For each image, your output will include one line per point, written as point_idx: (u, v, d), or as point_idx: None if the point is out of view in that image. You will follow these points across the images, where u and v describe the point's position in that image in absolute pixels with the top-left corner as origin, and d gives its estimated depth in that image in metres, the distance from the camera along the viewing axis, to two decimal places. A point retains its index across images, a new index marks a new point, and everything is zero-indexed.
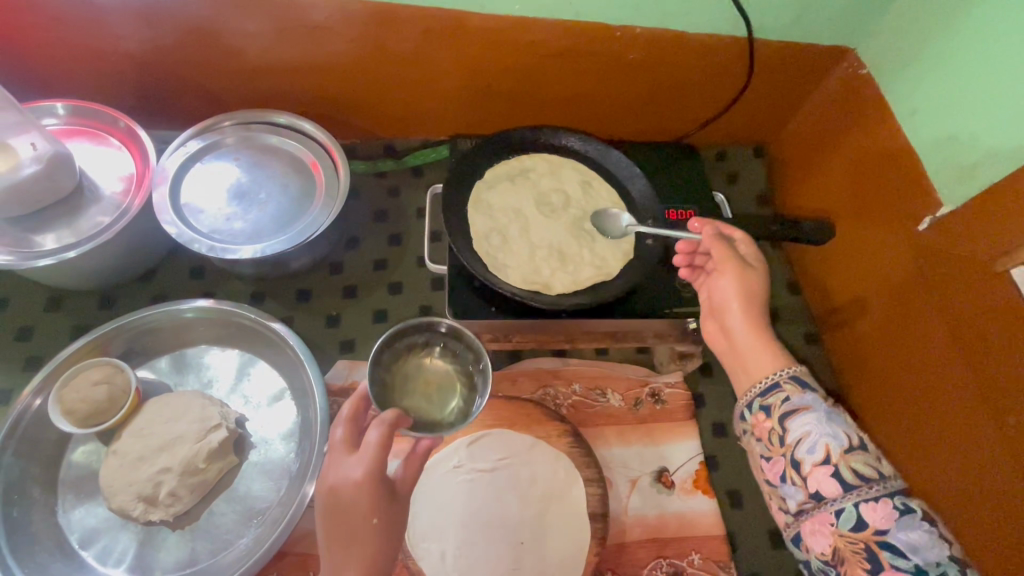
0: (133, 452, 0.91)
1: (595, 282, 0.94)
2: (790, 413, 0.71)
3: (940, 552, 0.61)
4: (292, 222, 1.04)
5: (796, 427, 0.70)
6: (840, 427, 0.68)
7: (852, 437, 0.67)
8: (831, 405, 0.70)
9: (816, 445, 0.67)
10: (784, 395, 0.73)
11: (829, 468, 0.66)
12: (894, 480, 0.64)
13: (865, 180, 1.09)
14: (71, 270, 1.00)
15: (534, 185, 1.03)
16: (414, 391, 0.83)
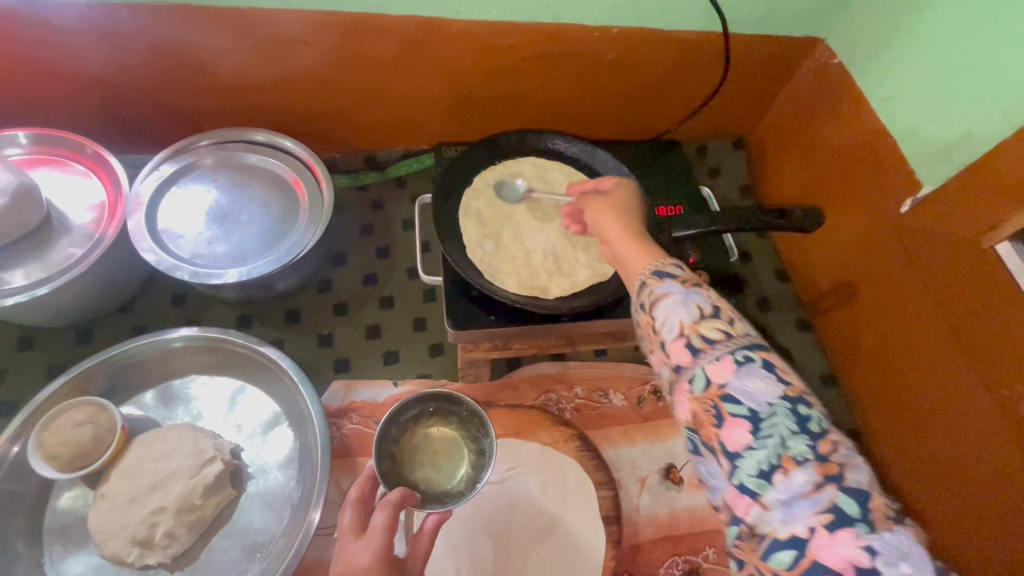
0: (123, 494, 0.86)
1: (593, 283, 0.93)
2: (653, 302, 0.63)
3: (773, 392, 0.54)
4: (277, 241, 1.01)
5: (661, 312, 0.62)
6: (694, 300, 0.61)
7: (704, 307, 0.60)
8: (689, 283, 0.63)
9: (673, 322, 0.60)
10: (647, 290, 0.65)
11: (683, 339, 0.59)
12: (742, 336, 0.58)
13: (845, 167, 1.12)
14: (43, 307, 0.95)
15: (523, 190, 1.02)
16: (423, 463, 0.85)
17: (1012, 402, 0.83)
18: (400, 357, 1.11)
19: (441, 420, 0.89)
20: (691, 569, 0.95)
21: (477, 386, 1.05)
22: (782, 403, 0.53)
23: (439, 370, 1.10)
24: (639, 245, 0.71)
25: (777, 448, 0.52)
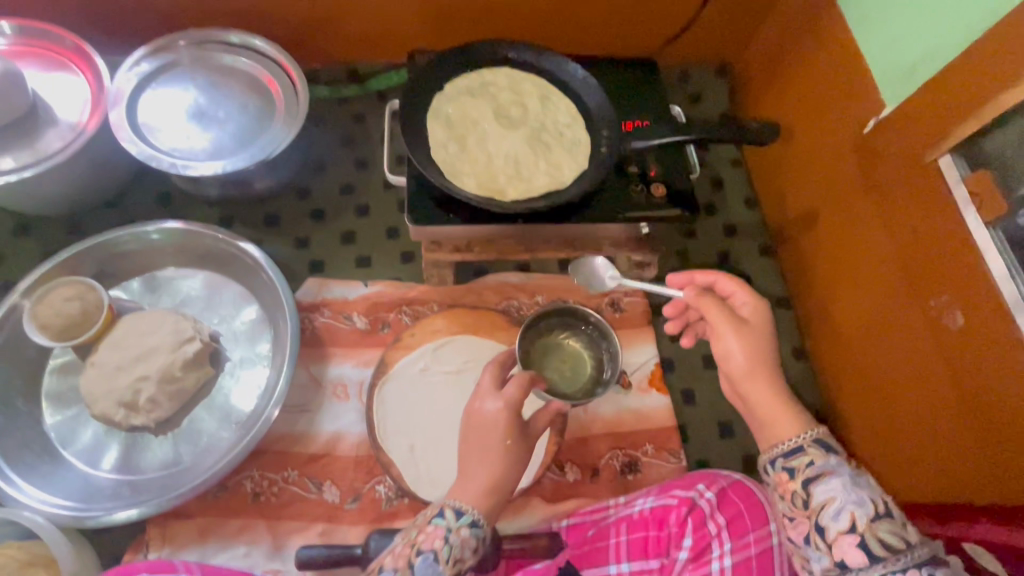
0: (111, 363, 0.95)
1: (549, 189, 0.97)
2: (814, 478, 0.66)
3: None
4: (253, 140, 1.05)
5: (821, 490, 0.65)
6: (866, 494, 0.63)
7: (877, 505, 0.62)
8: (852, 467, 0.66)
9: (841, 512, 0.63)
10: (807, 459, 0.67)
11: (854, 537, 0.61)
12: (922, 548, 0.59)
13: (817, 90, 1.12)
14: (34, 191, 1.01)
15: (493, 98, 1.04)
16: (553, 362, 0.97)
17: (938, 312, 0.87)
18: (372, 262, 1.16)
19: (571, 331, 1.00)
20: (630, 461, 1.03)
21: (442, 289, 1.11)
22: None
23: (408, 276, 1.15)
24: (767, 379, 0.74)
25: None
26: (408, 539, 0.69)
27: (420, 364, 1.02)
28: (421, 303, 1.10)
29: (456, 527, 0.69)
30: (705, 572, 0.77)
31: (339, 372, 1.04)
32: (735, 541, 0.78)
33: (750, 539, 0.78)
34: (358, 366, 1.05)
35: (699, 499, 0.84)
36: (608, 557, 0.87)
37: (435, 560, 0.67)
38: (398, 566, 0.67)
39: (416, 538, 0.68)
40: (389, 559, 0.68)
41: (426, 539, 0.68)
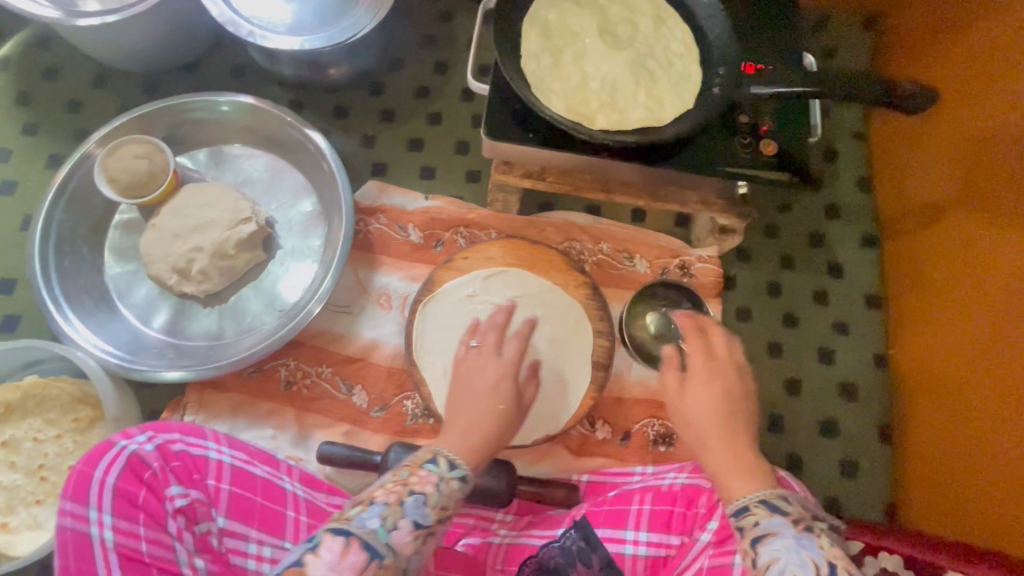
0: (170, 229, 0.95)
1: (645, 125, 0.85)
2: (758, 539, 0.56)
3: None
4: (334, 19, 0.97)
5: (766, 552, 0.55)
6: (813, 557, 0.53)
7: (822, 567, 0.53)
8: (803, 526, 0.56)
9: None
10: (752, 518, 0.58)
11: None
12: None
13: (986, 60, 0.91)
14: (116, 39, 0.98)
15: (600, 11, 0.91)
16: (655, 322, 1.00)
17: None
18: (436, 175, 1.10)
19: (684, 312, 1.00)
20: (665, 433, 0.98)
21: (504, 217, 1.05)
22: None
23: (471, 197, 1.09)
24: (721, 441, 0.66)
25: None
26: (399, 478, 0.62)
27: (467, 289, 0.95)
28: (480, 227, 1.04)
29: (447, 477, 0.63)
30: (726, 560, 0.69)
31: (386, 281, 1.02)
32: None
33: None
34: (405, 280, 1.02)
35: None
36: (627, 522, 0.79)
37: (421, 502, 0.60)
38: (390, 501, 0.59)
39: (407, 479, 0.62)
40: (376, 493, 0.60)
41: (416, 483, 0.61)
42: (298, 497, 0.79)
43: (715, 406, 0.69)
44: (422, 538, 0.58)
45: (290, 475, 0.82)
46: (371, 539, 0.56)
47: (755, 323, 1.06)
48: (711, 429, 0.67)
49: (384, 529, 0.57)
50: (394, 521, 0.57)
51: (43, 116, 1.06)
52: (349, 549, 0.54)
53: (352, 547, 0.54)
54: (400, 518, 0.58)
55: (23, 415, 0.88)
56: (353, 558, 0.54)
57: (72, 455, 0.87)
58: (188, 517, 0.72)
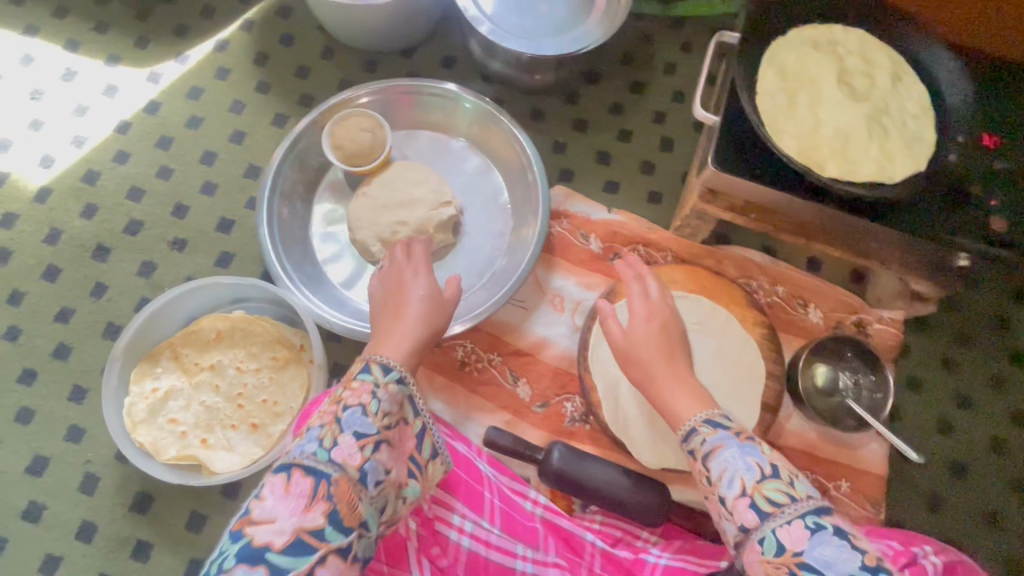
0: (380, 200, 1.02)
1: (873, 180, 0.85)
2: (708, 453, 0.69)
3: (854, 562, 0.57)
4: (567, 30, 1.01)
5: (716, 463, 0.67)
6: (754, 458, 0.66)
7: (764, 466, 0.65)
8: (743, 437, 0.69)
9: (733, 478, 0.65)
10: (699, 437, 0.71)
11: (746, 499, 0.63)
12: (806, 500, 0.62)
13: None
14: (364, 21, 1.08)
15: (838, 60, 0.91)
16: (828, 376, 0.98)
17: None
18: (619, 190, 1.13)
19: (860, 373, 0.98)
20: (818, 489, 0.96)
21: (685, 242, 1.06)
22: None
23: (650, 217, 1.11)
24: (689, 395, 0.77)
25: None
26: (335, 398, 0.69)
27: None
28: (658, 248, 1.06)
29: (382, 382, 0.70)
30: None
31: (561, 284, 1.05)
32: None
33: None
34: (579, 286, 1.05)
35: (923, 559, 0.72)
36: None
37: (362, 412, 0.67)
38: (325, 424, 0.66)
39: (342, 395, 0.69)
40: (314, 422, 0.67)
41: (353, 393, 0.69)
42: (491, 479, 0.81)
43: (658, 346, 0.81)
44: (367, 447, 0.65)
45: (482, 459, 0.85)
46: (312, 463, 0.62)
47: (929, 396, 1.01)
48: (657, 365, 0.80)
49: (322, 451, 0.64)
50: (332, 439, 0.64)
51: (275, 77, 1.16)
52: (291, 481, 0.61)
53: (294, 480, 0.61)
54: (338, 434, 0.65)
55: (230, 345, 0.97)
56: (297, 484, 0.60)
57: (267, 389, 0.95)
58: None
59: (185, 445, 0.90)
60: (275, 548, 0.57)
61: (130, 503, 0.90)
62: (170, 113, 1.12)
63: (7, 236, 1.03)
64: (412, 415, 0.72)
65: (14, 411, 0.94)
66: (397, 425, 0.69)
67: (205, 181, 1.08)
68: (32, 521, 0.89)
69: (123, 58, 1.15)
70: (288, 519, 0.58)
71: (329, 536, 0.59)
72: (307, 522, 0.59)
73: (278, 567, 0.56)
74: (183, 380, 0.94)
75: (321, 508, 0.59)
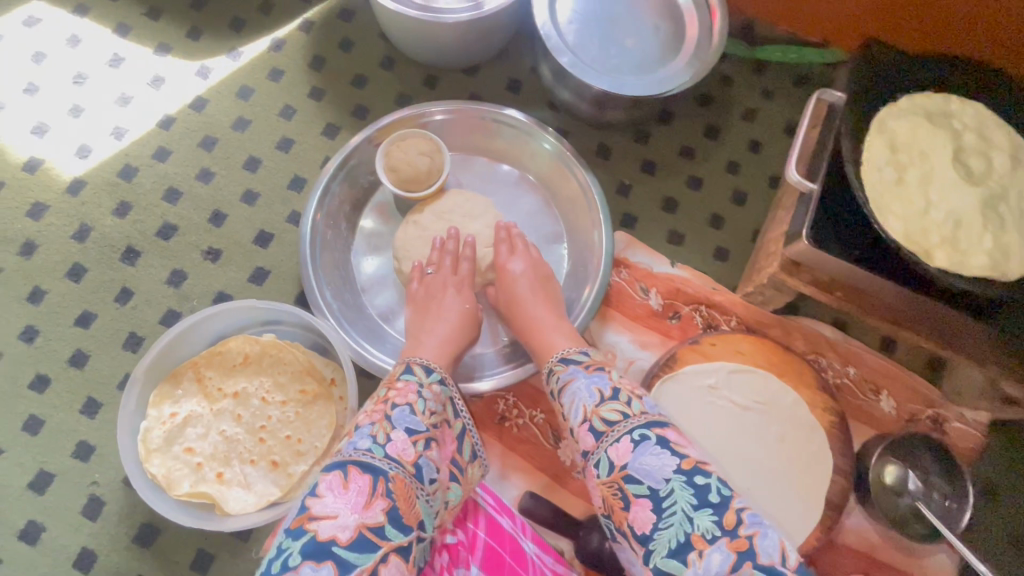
0: (432, 231, 0.95)
1: (986, 275, 0.76)
2: (563, 390, 0.74)
3: (671, 467, 0.60)
4: (651, 69, 0.94)
5: (570, 396, 0.72)
6: (597, 386, 0.71)
7: (605, 392, 0.70)
8: (593, 370, 0.74)
9: (579, 408, 0.70)
10: (559, 378, 0.76)
11: (587, 424, 0.68)
12: (638, 416, 0.66)
13: None
14: (434, 37, 1.01)
15: (955, 134, 0.82)
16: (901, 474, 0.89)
17: None
18: (683, 243, 1.05)
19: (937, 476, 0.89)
20: None
21: (753, 308, 0.98)
22: (678, 480, 0.59)
23: (715, 275, 1.03)
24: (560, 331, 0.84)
25: (684, 526, 0.57)
26: (379, 399, 0.70)
27: (709, 379, 0.90)
28: (722, 311, 0.98)
29: (426, 382, 0.73)
30: None
31: (615, 340, 0.97)
32: None
33: None
34: (633, 344, 0.97)
35: None
36: None
37: (409, 411, 0.68)
38: (376, 421, 0.66)
39: (387, 396, 0.70)
40: (362, 420, 0.67)
41: (399, 394, 0.70)
42: (536, 560, 0.72)
43: (538, 293, 0.90)
44: (419, 443, 0.66)
45: (523, 534, 0.77)
46: (368, 459, 0.61)
47: None
48: (536, 309, 0.88)
49: (377, 446, 0.63)
50: (385, 434, 0.64)
51: (330, 84, 1.09)
52: (349, 478, 0.58)
53: (353, 477, 0.59)
54: (391, 430, 0.65)
55: (257, 371, 0.90)
56: (356, 483, 0.58)
57: (291, 425, 0.88)
58: (450, 556, 0.66)
59: (199, 479, 0.83)
60: (341, 542, 0.53)
61: (134, 533, 0.84)
62: (217, 112, 1.06)
63: (35, 227, 0.97)
64: (455, 418, 0.73)
65: (23, 419, 0.88)
66: (441, 424, 0.70)
67: (246, 189, 1.02)
68: (30, 543, 0.83)
69: (174, 48, 1.09)
70: (350, 515, 0.56)
71: (390, 533, 0.56)
72: (369, 519, 0.56)
73: (346, 562, 0.52)
74: (203, 405, 0.87)
75: (382, 505, 0.58)
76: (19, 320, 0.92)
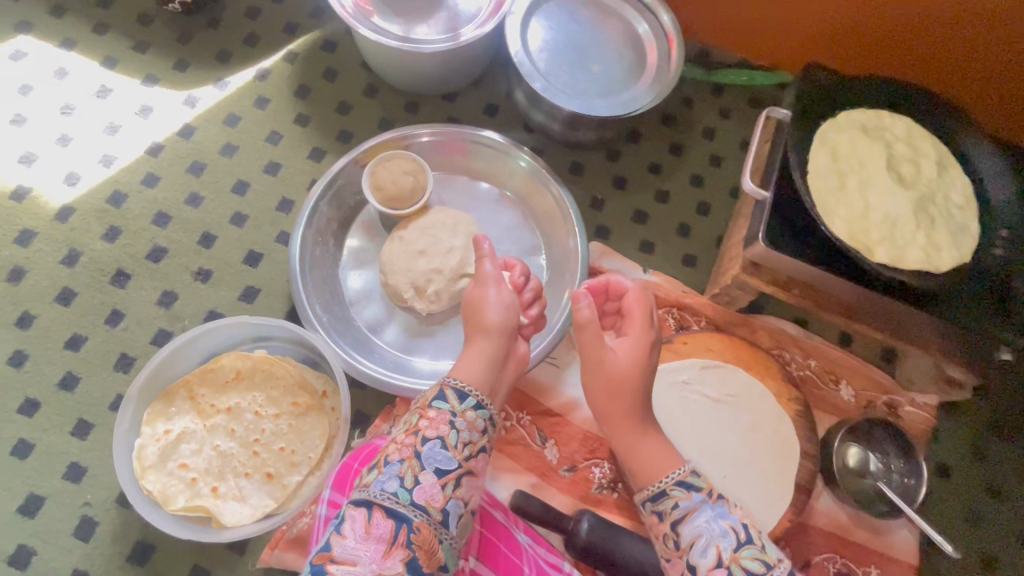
0: (416, 245, 0.99)
1: (919, 268, 0.84)
2: (680, 519, 0.65)
3: None
4: (617, 90, 1.02)
5: (688, 529, 0.64)
6: (727, 522, 0.63)
7: (739, 531, 0.62)
8: (715, 496, 0.66)
9: (708, 546, 0.62)
10: (671, 500, 0.67)
11: (720, 571, 0.60)
12: (780, 568, 0.60)
13: None
14: (414, 63, 1.08)
15: (887, 145, 0.92)
16: (858, 458, 0.96)
17: None
18: (654, 250, 1.12)
19: (887, 454, 0.96)
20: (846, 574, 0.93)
21: (720, 309, 1.05)
22: None
23: (685, 280, 1.11)
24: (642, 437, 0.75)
25: None
26: (411, 428, 0.71)
27: (683, 375, 0.96)
28: (693, 313, 1.05)
29: (460, 410, 0.73)
30: None
31: None
32: None
33: None
34: None
35: None
36: None
37: (442, 446, 0.69)
38: (405, 460, 0.67)
39: (419, 423, 0.71)
40: (392, 453, 0.69)
41: (430, 426, 0.71)
42: (528, 551, 0.81)
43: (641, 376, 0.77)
44: (447, 485, 0.67)
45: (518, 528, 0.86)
46: (393, 503, 0.64)
47: (958, 483, 1.00)
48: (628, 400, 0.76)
49: (403, 490, 0.65)
50: (413, 476, 0.66)
51: (315, 111, 1.15)
52: (372, 520, 0.62)
53: (377, 520, 0.62)
54: (420, 472, 0.67)
55: (250, 386, 0.93)
56: (380, 523, 0.62)
57: (285, 437, 0.90)
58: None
59: (194, 494, 0.85)
60: None
61: (128, 552, 0.85)
62: (204, 138, 1.10)
63: (23, 254, 0.98)
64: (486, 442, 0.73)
65: (12, 444, 0.88)
66: (475, 454, 0.71)
67: (235, 212, 1.06)
68: (19, 567, 0.82)
69: (161, 79, 1.13)
70: (370, 560, 0.60)
71: None
72: (388, 568, 0.60)
73: None
74: (197, 422, 0.89)
75: (401, 554, 0.61)
76: (7, 345, 0.93)
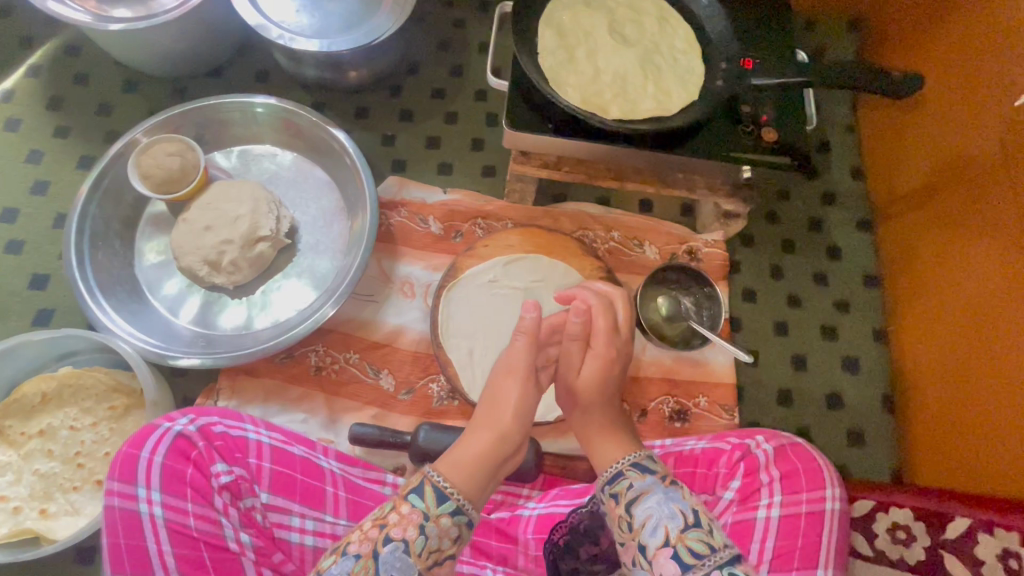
0: (200, 222, 0.98)
1: (653, 114, 0.91)
2: (633, 499, 0.61)
3: None
4: (359, 22, 1.03)
5: (640, 510, 0.60)
6: (678, 504, 0.60)
7: (687, 512, 0.59)
8: (669, 480, 0.62)
9: (657, 527, 0.59)
10: (626, 481, 0.63)
11: (668, 550, 0.57)
12: (726, 549, 0.57)
13: (933, 67, 1.01)
14: (148, 45, 1.03)
15: (609, 13, 0.98)
16: (667, 304, 1.03)
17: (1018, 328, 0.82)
18: (453, 171, 1.15)
19: (684, 292, 1.04)
20: (679, 410, 1.02)
21: (520, 207, 1.10)
22: None
23: (487, 190, 1.15)
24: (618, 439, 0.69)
25: None
26: (378, 518, 0.60)
27: (488, 275, 1.00)
28: (497, 218, 1.09)
29: (434, 514, 0.59)
30: (750, 515, 0.75)
31: (409, 271, 1.05)
32: (786, 493, 0.74)
33: (802, 496, 0.74)
34: (427, 269, 1.06)
35: (756, 448, 0.79)
36: None
37: (404, 549, 0.57)
38: (362, 553, 0.58)
39: (388, 517, 0.59)
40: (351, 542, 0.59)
41: (398, 523, 0.59)
42: (336, 474, 0.76)
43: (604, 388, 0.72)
44: None
45: (326, 454, 0.78)
46: None
47: (763, 304, 1.10)
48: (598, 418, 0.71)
49: None
50: None
51: (74, 120, 1.10)
52: None
53: None
54: None
55: (60, 404, 0.90)
56: None
57: (108, 441, 0.89)
58: (232, 493, 0.69)
59: (18, 520, 0.83)
60: None
61: None
62: None
63: None
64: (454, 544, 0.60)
65: None
66: (442, 563, 0.59)
67: (9, 240, 1.01)
68: None
69: None
70: None
71: None
72: None
73: None
74: (10, 453, 0.87)
75: None
76: None
